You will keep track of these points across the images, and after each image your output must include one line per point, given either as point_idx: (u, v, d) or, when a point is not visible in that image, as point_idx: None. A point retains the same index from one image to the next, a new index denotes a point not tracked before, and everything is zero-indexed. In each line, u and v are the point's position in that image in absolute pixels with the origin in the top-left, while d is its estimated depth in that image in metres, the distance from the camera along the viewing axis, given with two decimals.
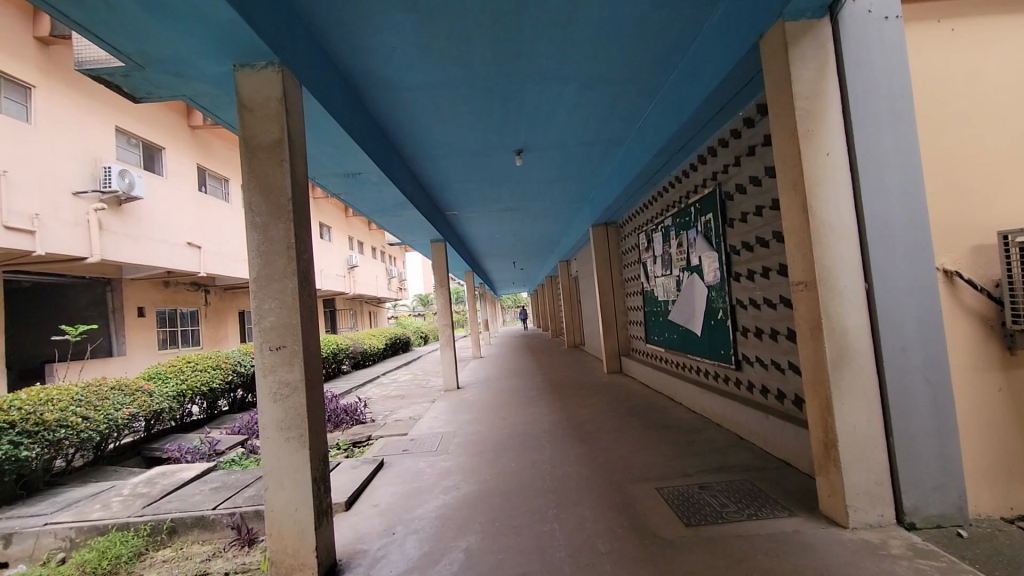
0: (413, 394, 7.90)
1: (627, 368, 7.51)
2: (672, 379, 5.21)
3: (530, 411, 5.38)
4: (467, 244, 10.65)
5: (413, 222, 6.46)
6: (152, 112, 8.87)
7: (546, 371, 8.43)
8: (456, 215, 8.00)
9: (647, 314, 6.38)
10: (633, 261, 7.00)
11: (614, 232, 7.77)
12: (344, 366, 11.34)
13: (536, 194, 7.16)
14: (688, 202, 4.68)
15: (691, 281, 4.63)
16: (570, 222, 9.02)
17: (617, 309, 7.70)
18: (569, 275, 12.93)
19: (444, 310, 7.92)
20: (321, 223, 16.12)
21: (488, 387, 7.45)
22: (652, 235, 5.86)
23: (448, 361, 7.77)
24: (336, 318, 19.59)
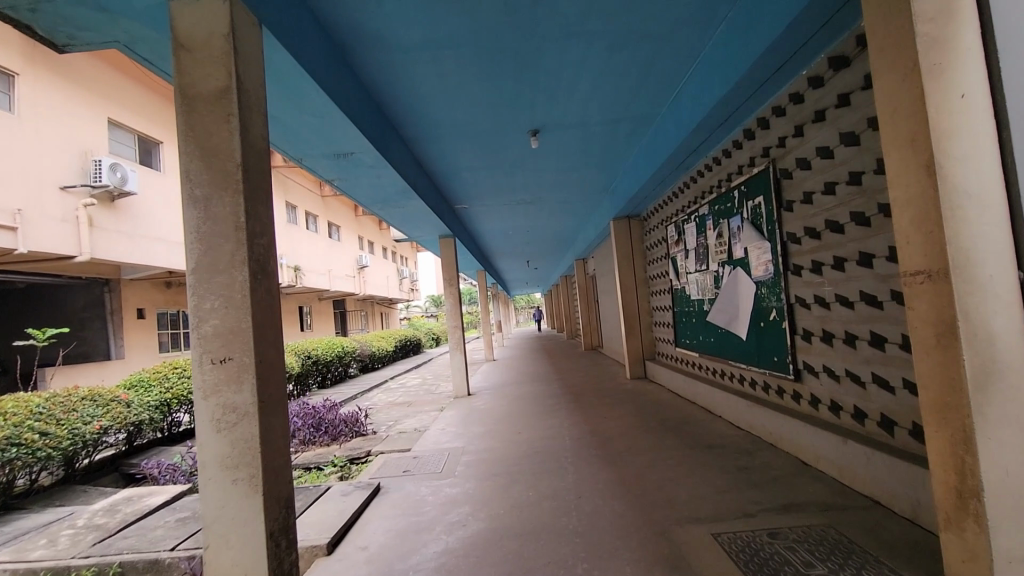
0: (421, 401, 7.34)
1: (652, 373, 6.90)
2: (709, 388, 4.61)
3: (548, 424, 4.79)
4: (479, 240, 10.09)
5: (419, 214, 5.92)
6: (148, 103, 8.42)
7: (564, 377, 7.83)
8: (466, 208, 7.45)
9: (676, 315, 5.76)
10: (660, 256, 6.39)
11: (637, 226, 7.17)
12: (351, 369, 10.84)
13: (552, 184, 6.59)
14: (731, 185, 4.07)
15: (734, 277, 4.02)
16: (588, 216, 8.44)
17: (641, 308, 7.09)
18: (587, 274, 12.33)
19: (454, 311, 7.37)
20: (329, 222, 15.69)
21: (502, 395, 6.88)
22: (684, 226, 5.26)
23: (459, 366, 7.21)
24: (346, 319, 19.16)
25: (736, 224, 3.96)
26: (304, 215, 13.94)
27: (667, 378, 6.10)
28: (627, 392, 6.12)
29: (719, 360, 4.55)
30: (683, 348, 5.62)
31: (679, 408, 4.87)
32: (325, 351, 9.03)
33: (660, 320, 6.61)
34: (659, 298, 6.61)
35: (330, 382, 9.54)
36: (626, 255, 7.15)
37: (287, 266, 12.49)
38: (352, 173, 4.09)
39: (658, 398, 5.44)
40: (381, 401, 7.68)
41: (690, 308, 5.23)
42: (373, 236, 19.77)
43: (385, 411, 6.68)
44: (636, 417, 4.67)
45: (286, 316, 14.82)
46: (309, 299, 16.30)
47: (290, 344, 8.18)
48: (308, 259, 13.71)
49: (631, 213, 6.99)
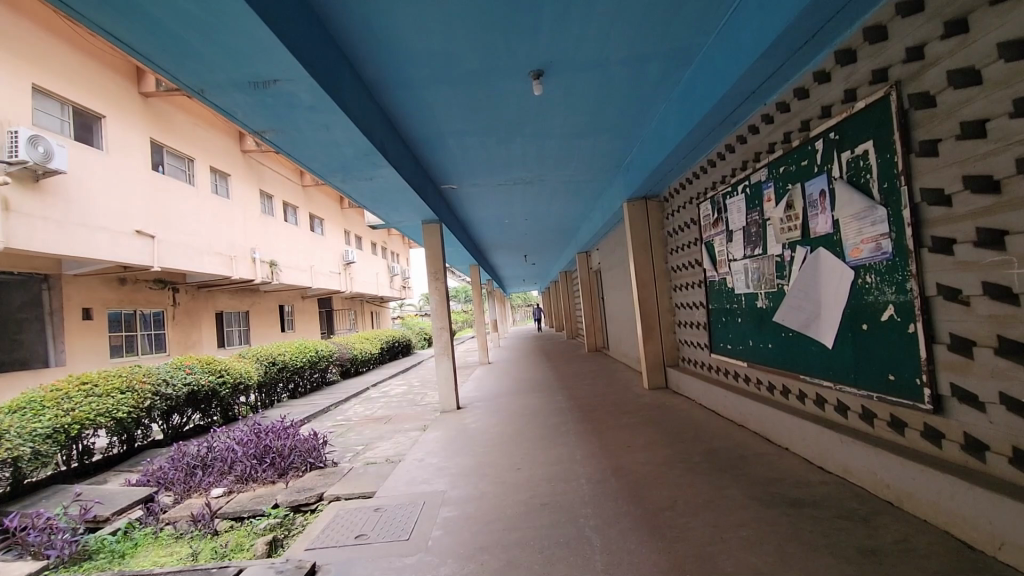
0: (402, 416, 6.20)
1: (674, 382, 5.80)
2: (766, 408, 3.52)
3: (556, 456, 3.69)
4: (470, 229, 8.97)
5: (393, 192, 4.81)
6: (85, 70, 7.24)
7: (570, 386, 6.72)
8: (453, 189, 6.33)
9: (710, 313, 4.67)
10: (687, 242, 5.29)
11: (656, 208, 6.07)
12: (330, 374, 9.68)
13: (556, 156, 5.49)
14: (807, 135, 2.98)
15: (814, 261, 2.92)
16: (595, 198, 7.35)
17: (661, 306, 5.98)
18: (590, 269, 11.26)
19: (441, 310, 6.25)
20: (311, 214, 14.53)
21: (499, 409, 5.76)
22: (725, 200, 4.16)
23: (446, 374, 6.11)
24: (332, 319, 17.99)
25: (818, 189, 2.87)
26: (283, 206, 12.82)
27: (695, 389, 5.03)
28: (648, 406, 5.02)
29: (780, 373, 3.46)
30: (719, 354, 4.54)
31: (723, 433, 3.77)
32: (295, 356, 7.85)
33: (685, 319, 5.53)
34: (684, 294, 5.52)
35: (303, 391, 8.37)
36: (643, 242, 6.05)
37: (262, 261, 11.35)
38: (290, 122, 2.99)
39: (692, 418, 4.35)
40: (356, 416, 6.53)
41: (733, 305, 4.14)
42: (360, 231, 18.60)
43: (357, 431, 5.56)
44: (671, 448, 3.57)
45: (263, 315, 13.63)
46: (290, 297, 15.11)
47: (249, 350, 6.99)
48: (286, 253, 12.56)
49: (649, 192, 5.89)
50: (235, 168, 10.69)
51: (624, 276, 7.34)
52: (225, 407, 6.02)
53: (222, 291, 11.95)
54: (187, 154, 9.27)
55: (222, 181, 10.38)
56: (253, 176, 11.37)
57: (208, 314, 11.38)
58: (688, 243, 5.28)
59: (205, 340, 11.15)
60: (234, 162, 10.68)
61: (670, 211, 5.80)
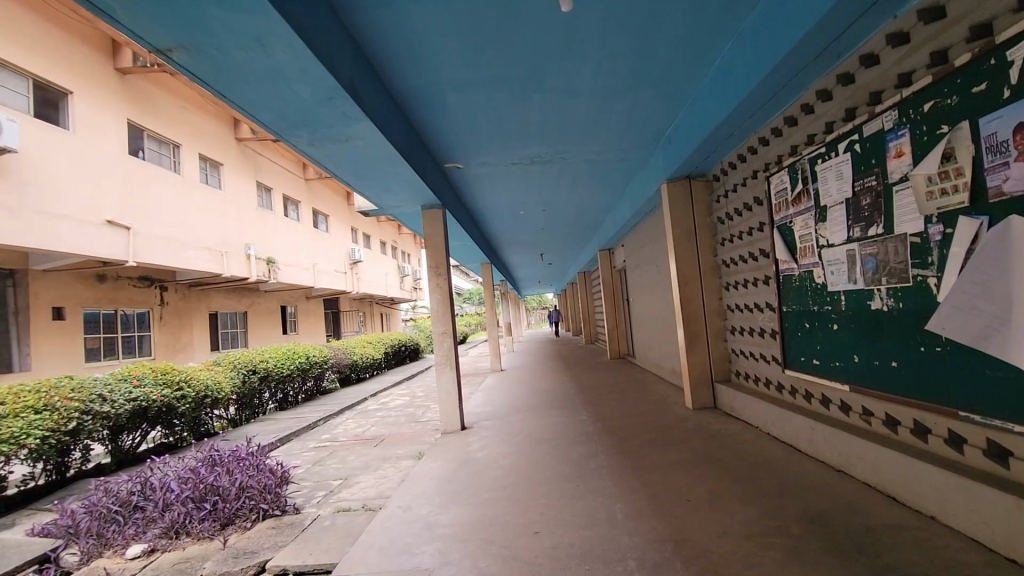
0: (397, 437, 5.22)
1: (724, 402, 4.75)
2: (891, 455, 2.47)
3: (589, 516, 2.66)
4: (481, 220, 7.98)
5: (380, 162, 3.84)
6: (47, 39, 6.43)
7: (595, 402, 5.69)
8: (459, 169, 5.36)
9: (784, 318, 3.61)
10: (746, 228, 4.25)
11: (702, 190, 5.00)
12: (325, 381, 8.74)
13: (582, 124, 4.47)
14: (984, 45, 1.95)
15: (999, 235, 1.89)
16: (624, 182, 6.30)
17: (708, 309, 4.92)
18: (613, 268, 10.20)
19: (443, 311, 5.25)
20: (315, 209, 13.71)
21: (511, 432, 4.74)
22: (813, 167, 3.12)
23: (449, 389, 5.12)
24: (338, 321, 17.18)
25: (1012, 126, 1.84)
26: (283, 200, 11.98)
27: (757, 414, 3.97)
28: (698, 435, 3.97)
29: (914, 406, 2.41)
30: (797, 370, 3.48)
31: (819, 484, 2.71)
32: (281, 363, 6.90)
33: (741, 325, 4.47)
34: (740, 295, 4.46)
35: (291, 401, 7.43)
36: (686, 232, 4.99)
37: (258, 258, 10.50)
38: (205, 30, 2.04)
39: (765, 455, 3.29)
40: (344, 435, 5.57)
41: (825, 306, 3.09)
42: (368, 229, 17.78)
43: (340, 457, 4.59)
44: (752, 510, 2.53)
45: (262, 316, 12.79)
46: (293, 298, 14.28)
47: (225, 356, 6.10)
48: (286, 251, 11.71)
49: (696, 170, 4.83)
50: (229, 157, 9.84)
51: (660, 274, 6.27)
52: (190, 424, 5.08)
53: (217, 290, 11.12)
54: (172, 139, 8.44)
55: (214, 171, 9.53)
56: (250, 166, 10.53)
57: (201, 315, 10.56)
58: (747, 232, 4.23)
59: (196, 342, 10.32)
60: (228, 150, 9.83)
61: (721, 192, 4.74)
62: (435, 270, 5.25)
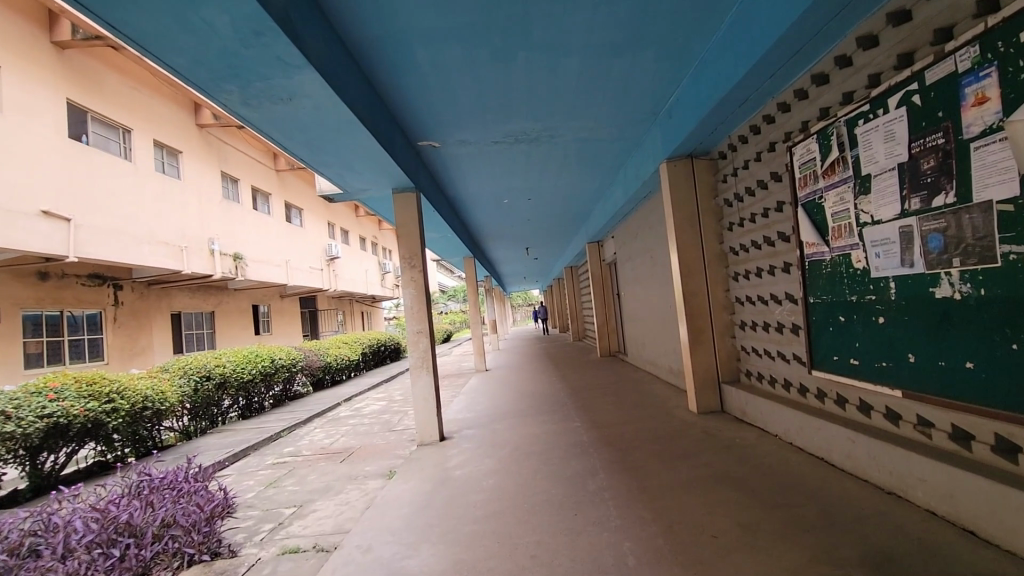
0: (368, 450, 4.63)
1: (731, 406, 4.25)
2: (972, 480, 2.00)
3: (590, 561, 2.13)
4: (461, 209, 7.41)
5: (335, 131, 3.25)
6: None
7: (588, 406, 5.16)
8: (434, 149, 4.79)
9: (810, 312, 3.11)
10: (758, 210, 3.75)
11: (706, 171, 4.49)
12: (296, 385, 8.10)
13: (572, 92, 3.93)
14: None
15: None
16: (615, 165, 5.78)
17: (714, 303, 4.42)
18: (603, 261, 9.70)
19: (417, 308, 4.66)
20: (288, 202, 13.01)
21: (496, 443, 4.19)
22: (852, 131, 2.62)
23: (425, 395, 4.54)
24: (315, 320, 16.46)
25: None
26: (252, 193, 11.27)
27: (776, 421, 3.47)
28: (709, 445, 3.46)
29: (1004, 418, 1.94)
30: (827, 371, 2.99)
31: (873, 516, 2.22)
32: (241, 367, 6.23)
33: (753, 320, 3.98)
34: (752, 286, 3.96)
35: (254, 409, 6.76)
36: (689, 217, 4.49)
37: (223, 253, 9.79)
38: None
39: (795, 475, 2.78)
40: (308, 448, 4.96)
41: (867, 296, 2.60)
42: (346, 223, 17.08)
43: (299, 477, 4.00)
44: (794, 553, 2.01)
45: (231, 316, 12.05)
46: (265, 296, 13.54)
47: (177, 361, 5.47)
48: (255, 246, 11.00)
49: (699, 148, 4.31)
50: (189, 145, 9.13)
51: (659, 266, 5.76)
52: (129, 440, 4.43)
53: (180, 288, 10.38)
54: (123, 124, 7.72)
55: (172, 160, 8.82)
56: (213, 155, 9.83)
57: (161, 315, 9.82)
58: (759, 213, 3.73)
59: (156, 345, 9.58)
60: (188, 138, 9.12)
61: (728, 172, 4.24)
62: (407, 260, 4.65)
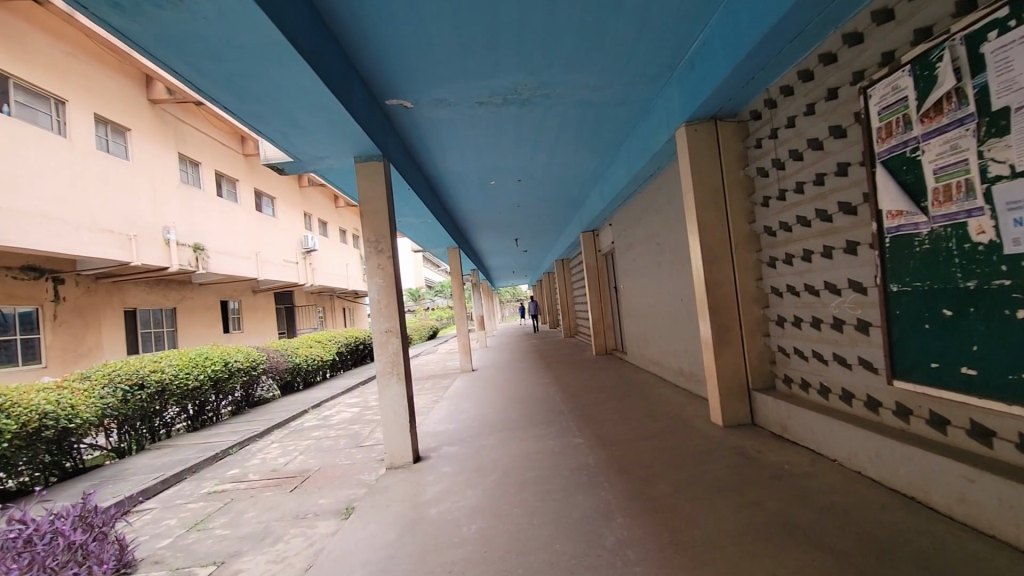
0: (326, 475, 3.82)
1: (765, 420, 3.51)
2: None
3: None
4: (443, 190, 6.60)
5: (264, 59, 2.43)
6: None
7: (591, 418, 4.38)
8: (405, 110, 3.97)
9: (889, 303, 2.38)
10: (806, 177, 3.01)
11: (733, 136, 3.73)
12: (259, 389, 7.26)
13: (575, 32, 3.13)
14: None
15: None
16: (618, 135, 4.99)
17: (742, 294, 3.67)
18: (598, 252, 8.93)
19: (386, 301, 3.78)
20: (259, 190, 12.09)
21: (481, 469, 3.40)
22: (975, 50, 1.90)
23: (395, 408, 3.74)
24: (291, 317, 15.53)
25: None
26: (216, 178, 10.36)
27: (834, 443, 2.74)
28: (753, 473, 2.70)
29: None
30: (919, 383, 2.26)
31: None
32: (185, 373, 5.37)
33: (795, 314, 3.24)
34: (794, 274, 3.22)
35: (203, 420, 5.92)
36: (713, 191, 3.74)
37: (181, 244, 8.88)
38: None
39: (891, 530, 2.03)
40: (256, 471, 4.14)
41: (996, 281, 1.87)
42: (324, 214, 16.16)
43: (233, 515, 3.19)
44: None
45: (195, 313, 11.11)
46: (235, 291, 12.61)
47: (101, 368, 4.62)
48: (218, 236, 10.08)
49: (727, 106, 3.54)
50: (138, 122, 8.24)
51: (672, 252, 5.00)
52: (30, 466, 3.59)
53: (134, 283, 9.45)
54: (56, 94, 6.81)
55: (118, 138, 7.91)
56: (169, 136, 8.91)
57: (112, 313, 8.90)
58: (809, 182, 2.98)
59: (105, 346, 8.66)
60: (137, 114, 8.22)
61: (761, 136, 3.48)
62: (371, 246, 3.80)
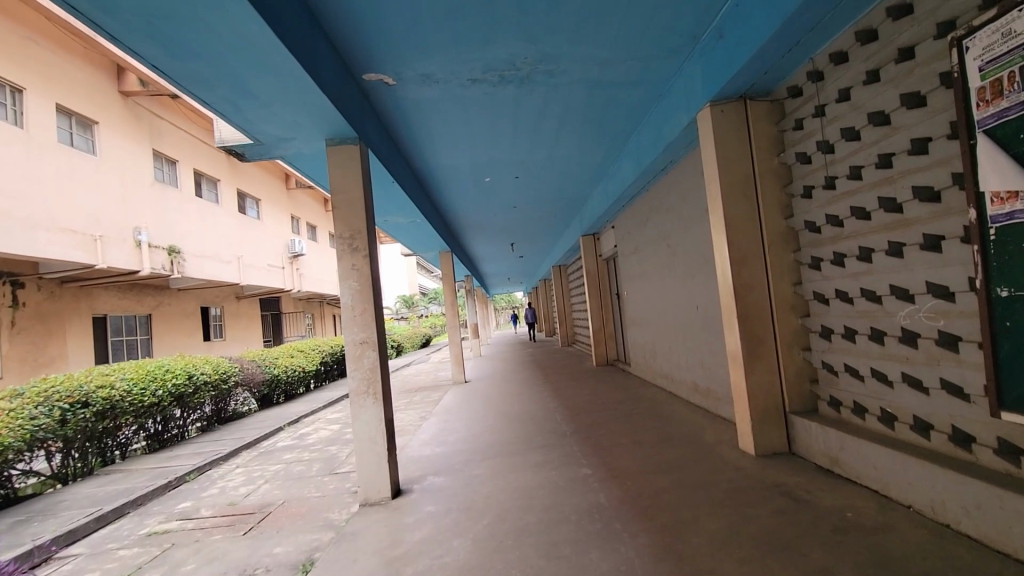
0: (289, 512, 3.24)
1: (806, 449, 2.98)
2: None
3: None
4: (434, 186, 6.08)
5: None
6: None
7: (599, 443, 3.82)
8: (385, 87, 3.45)
9: (991, 312, 1.85)
10: (865, 159, 2.50)
11: (766, 116, 3.21)
12: (232, 403, 6.66)
13: None
14: None
15: None
16: (629, 121, 4.48)
17: (778, 301, 3.15)
18: (599, 256, 8.40)
19: (362, 309, 3.21)
20: (242, 191, 11.53)
21: (472, 510, 2.83)
22: None
23: (371, 434, 3.17)
24: (278, 324, 14.92)
25: None
26: (195, 177, 9.79)
27: (910, 483, 2.22)
28: (812, 526, 2.16)
29: None
30: None
31: None
32: (141, 388, 4.77)
33: (848, 325, 2.72)
34: (846, 277, 2.70)
35: (164, 440, 5.32)
36: (742, 182, 3.23)
37: (154, 246, 8.31)
38: None
39: None
40: (210, 505, 3.56)
41: None
42: (313, 217, 15.61)
43: (167, 568, 2.61)
44: None
45: (173, 320, 10.50)
46: (217, 297, 12.01)
47: (39, 385, 4.03)
48: (197, 238, 9.50)
49: (761, 81, 3.02)
50: (108, 116, 7.71)
51: (690, 255, 4.47)
52: None
53: (105, 287, 8.85)
54: (14, 81, 6.27)
55: (84, 132, 7.36)
56: (144, 130, 8.37)
57: (79, 320, 8.30)
58: (869, 165, 2.47)
59: (70, 355, 8.05)
60: (106, 107, 7.69)
61: (802, 115, 2.97)
62: (344, 244, 3.23)
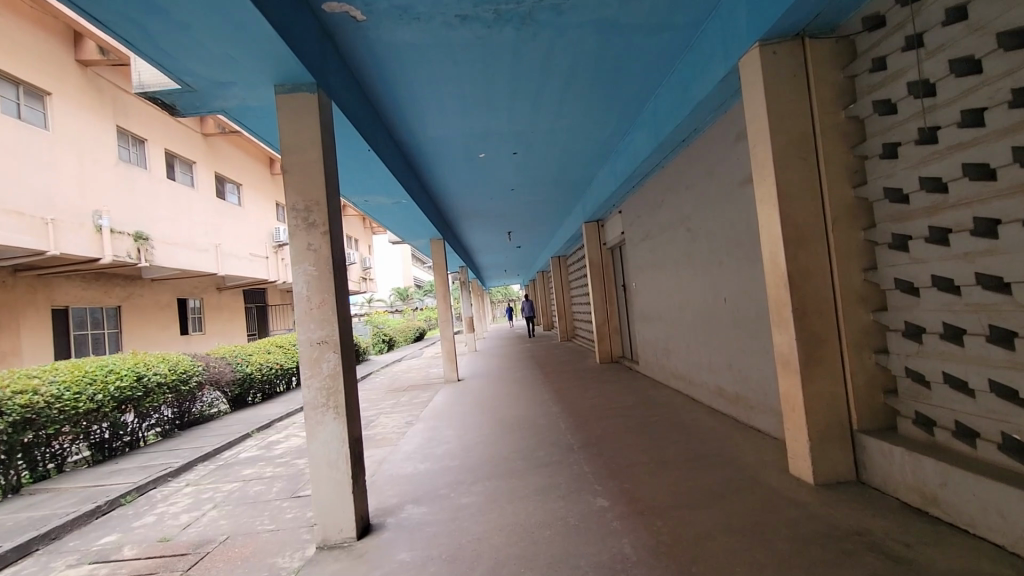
0: (229, 556, 2.57)
1: (882, 479, 2.35)
2: None
3: None
4: (422, 164, 5.39)
5: None
6: None
7: (614, 463, 3.17)
8: (353, 23, 2.76)
9: None
10: (989, 100, 1.85)
11: (831, 60, 2.55)
12: (197, 406, 5.98)
13: None
14: None
15: None
16: (647, 78, 3.82)
17: (845, 292, 2.50)
18: (604, 245, 7.74)
19: (320, 300, 2.53)
20: (221, 175, 10.81)
21: (458, 562, 2.17)
22: None
23: (331, 458, 2.50)
24: (263, 316, 14.22)
25: None
26: (167, 158, 9.06)
27: None
28: None
29: None
30: None
31: None
32: (74, 392, 4.10)
33: (949, 322, 2.09)
34: (950, 259, 2.05)
35: (111, 452, 4.64)
36: (800, 142, 2.57)
37: (119, 232, 7.60)
38: None
39: None
40: (137, 542, 2.89)
41: None
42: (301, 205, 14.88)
43: None
44: None
45: (146, 312, 9.79)
46: (195, 288, 11.30)
47: None
48: (168, 224, 8.78)
49: (830, 10, 2.34)
50: (63, 87, 6.95)
51: (721, 238, 3.81)
52: None
53: (66, 277, 8.15)
54: None
55: (34, 104, 6.62)
56: (106, 104, 7.64)
57: (36, 312, 7.60)
58: (997, 105, 1.82)
59: (25, 350, 7.36)
60: (60, 76, 6.92)
61: (886, 51, 2.30)
62: (299, 218, 2.54)
